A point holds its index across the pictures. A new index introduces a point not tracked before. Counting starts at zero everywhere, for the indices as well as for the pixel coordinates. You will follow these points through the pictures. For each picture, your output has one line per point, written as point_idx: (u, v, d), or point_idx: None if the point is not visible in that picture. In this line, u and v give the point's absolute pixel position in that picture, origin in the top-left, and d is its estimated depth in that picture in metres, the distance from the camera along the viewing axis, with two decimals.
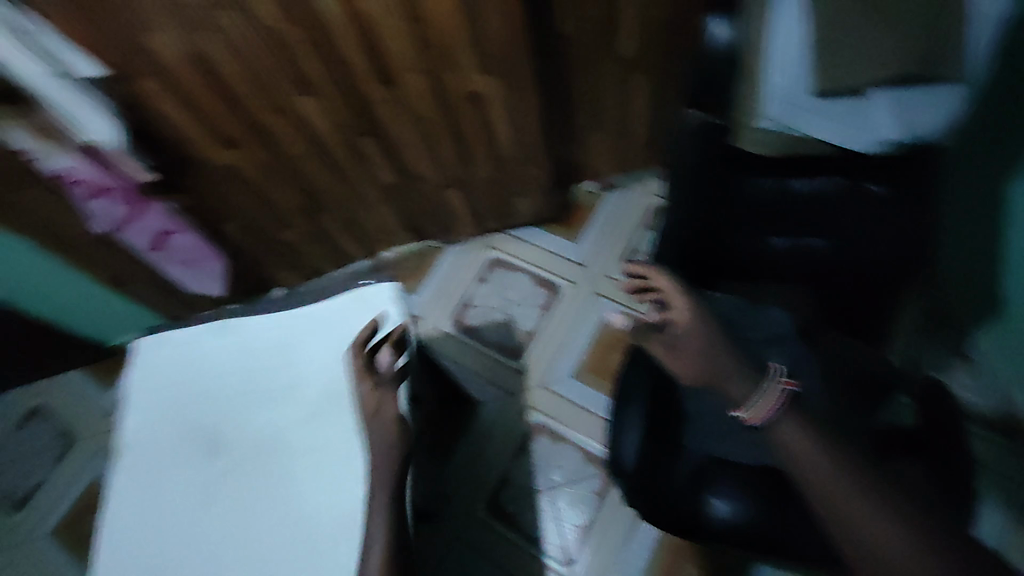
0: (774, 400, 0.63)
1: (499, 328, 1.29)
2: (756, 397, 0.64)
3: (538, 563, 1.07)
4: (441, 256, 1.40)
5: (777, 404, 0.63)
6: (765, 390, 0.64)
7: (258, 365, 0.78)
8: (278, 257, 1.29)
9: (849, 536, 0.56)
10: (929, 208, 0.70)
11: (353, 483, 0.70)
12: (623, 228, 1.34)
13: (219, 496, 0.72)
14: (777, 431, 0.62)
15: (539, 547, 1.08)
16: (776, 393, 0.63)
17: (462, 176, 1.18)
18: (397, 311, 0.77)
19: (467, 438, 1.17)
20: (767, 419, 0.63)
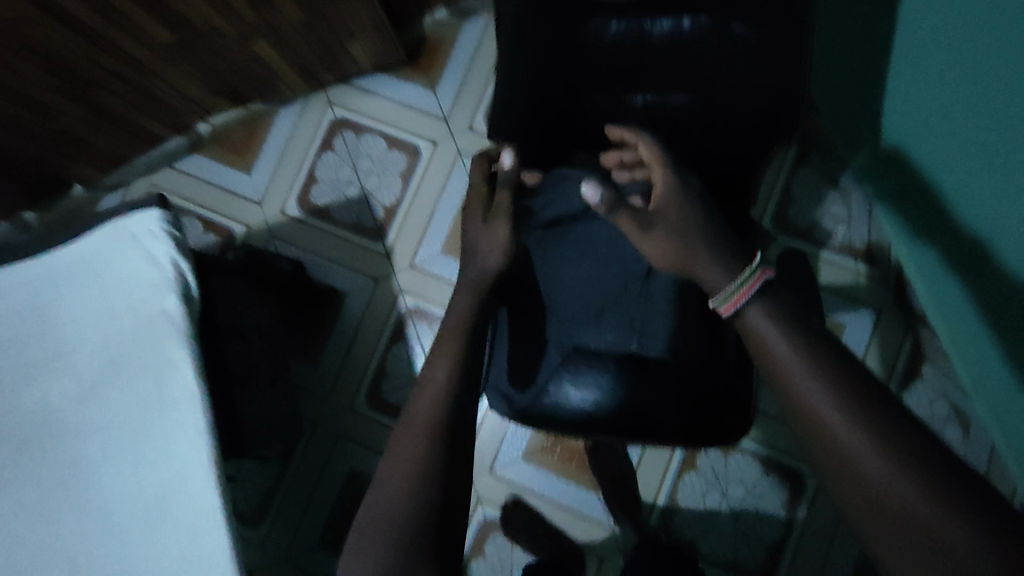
0: (749, 287, 0.56)
1: (355, 205, 1.12)
2: (733, 284, 0.57)
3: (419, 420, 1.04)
4: (272, 121, 1.17)
5: (752, 289, 0.56)
6: (742, 276, 0.57)
7: (5, 333, 0.62)
8: (59, 152, 1.02)
9: (848, 484, 0.47)
10: (804, 47, 0.57)
11: (159, 461, 0.58)
12: (477, 70, 1.13)
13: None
14: (754, 319, 0.55)
15: None
16: (754, 277, 0.56)
17: (268, 23, 0.91)
18: (168, 242, 0.61)
19: (337, 333, 1.08)
20: (740, 304, 0.56)
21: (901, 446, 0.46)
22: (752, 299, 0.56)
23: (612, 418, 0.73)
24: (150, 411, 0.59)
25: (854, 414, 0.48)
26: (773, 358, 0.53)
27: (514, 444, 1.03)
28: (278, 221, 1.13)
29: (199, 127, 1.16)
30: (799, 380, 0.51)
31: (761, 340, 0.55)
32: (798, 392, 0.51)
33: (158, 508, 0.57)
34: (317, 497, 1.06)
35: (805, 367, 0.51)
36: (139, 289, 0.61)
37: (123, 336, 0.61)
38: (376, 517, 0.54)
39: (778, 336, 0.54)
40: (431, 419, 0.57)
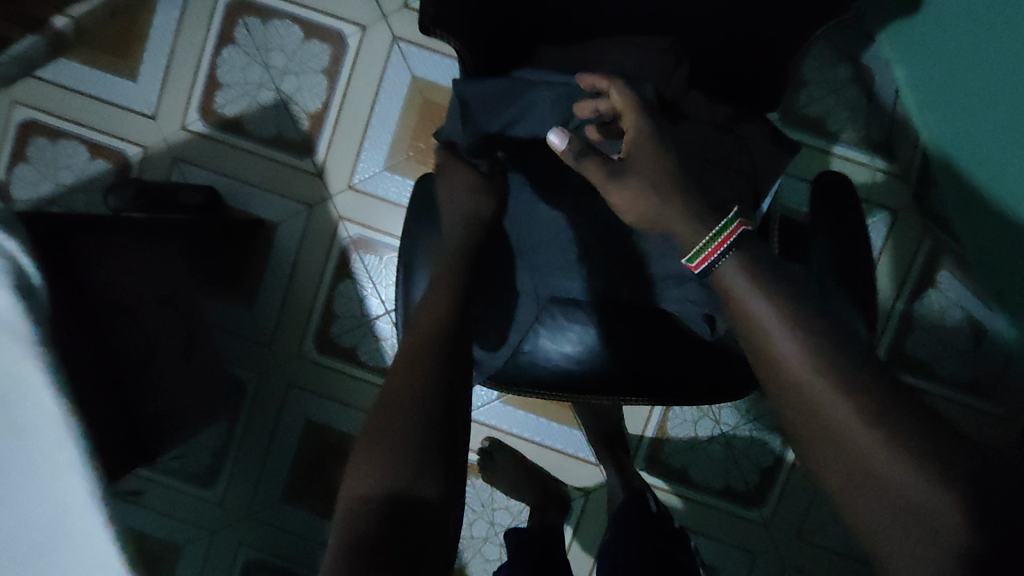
0: (723, 238, 0.42)
1: (272, 114, 0.91)
2: (703, 238, 0.43)
3: (379, 361, 0.92)
4: (153, 7, 0.91)
5: (728, 240, 0.42)
6: (713, 228, 0.43)
7: None
8: None
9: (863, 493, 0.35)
10: None
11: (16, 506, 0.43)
12: None
13: None
14: (731, 279, 0.41)
15: (380, 349, 0.92)
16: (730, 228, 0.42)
17: None
18: None
19: (272, 272, 0.92)
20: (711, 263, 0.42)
21: (917, 435, 0.34)
22: (727, 256, 0.42)
23: (598, 375, 0.61)
24: None
25: (863, 392, 0.36)
26: (751, 324, 0.40)
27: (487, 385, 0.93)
28: (180, 139, 0.92)
29: (57, 20, 0.90)
30: (788, 355, 0.38)
31: (739, 303, 0.41)
32: (788, 369, 0.38)
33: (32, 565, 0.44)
34: (274, 456, 0.93)
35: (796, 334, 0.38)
36: None
37: None
38: (375, 430, 0.44)
39: (760, 296, 0.40)
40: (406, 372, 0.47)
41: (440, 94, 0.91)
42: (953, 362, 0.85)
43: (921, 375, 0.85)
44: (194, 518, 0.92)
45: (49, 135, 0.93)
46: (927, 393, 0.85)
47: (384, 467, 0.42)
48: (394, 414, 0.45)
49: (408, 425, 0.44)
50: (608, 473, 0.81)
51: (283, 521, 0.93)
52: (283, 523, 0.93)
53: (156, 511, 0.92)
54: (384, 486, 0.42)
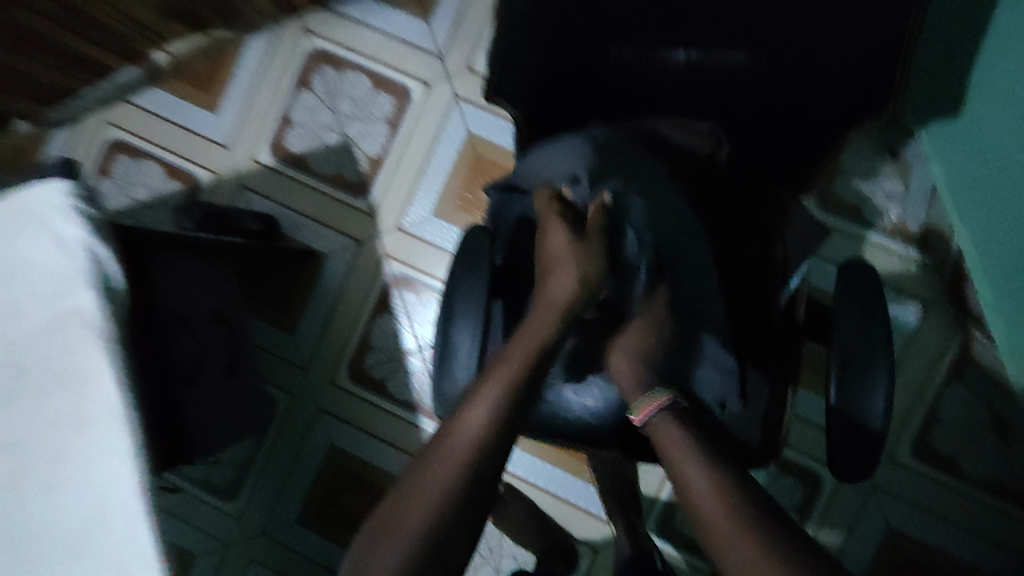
0: (657, 398, 0.51)
1: (334, 156, 0.98)
2: (639, 398, 0.52)
3: (407, 397, 0.95)
4: (242, 51, 1.01)
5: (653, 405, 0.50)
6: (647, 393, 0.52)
7: None
8: None
9: None
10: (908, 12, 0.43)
11: (72, 481, 0.47)
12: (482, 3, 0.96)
13: None
14: (660, 430, 0.48)
15: (410, 386, 0.95)
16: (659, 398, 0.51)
17: None
18: (80, 224, 0.50)
19: (318, 299, 0.97)
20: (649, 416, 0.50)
21: None
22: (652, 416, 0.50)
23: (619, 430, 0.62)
24: (61, 427, 0.48)
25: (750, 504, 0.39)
26: (676, 467, 0.44)
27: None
28: (248, 170, 1.00)
29: (154, 56, 0.98)
30: (690, 480, 0.43)
31: (661, 444, 0.47)
32: (688, 488, 0.42)
33: (73, 544, 0.46)
34: (294, 476, 0.96)
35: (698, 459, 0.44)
36: (38, 281, 0.49)
37: (19, 337, 0.48)
38: (407, 490, 0.42)
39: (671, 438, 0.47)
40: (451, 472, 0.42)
41: (494, 151, 0.96)
42: (979, 461, 0.84)
43: (944, 470, 0.84)
44: (211, 528, 0.95)
45: (132, 155, 1.02)
46: (951, 490, 0.84)
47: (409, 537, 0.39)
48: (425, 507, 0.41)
49: (445, 498, 0.41)
50: (618, 534, 0.81)
51: (294, 543, 0.95)
52: (294, 545, 0.95)
53: (176, 517, 0.96)
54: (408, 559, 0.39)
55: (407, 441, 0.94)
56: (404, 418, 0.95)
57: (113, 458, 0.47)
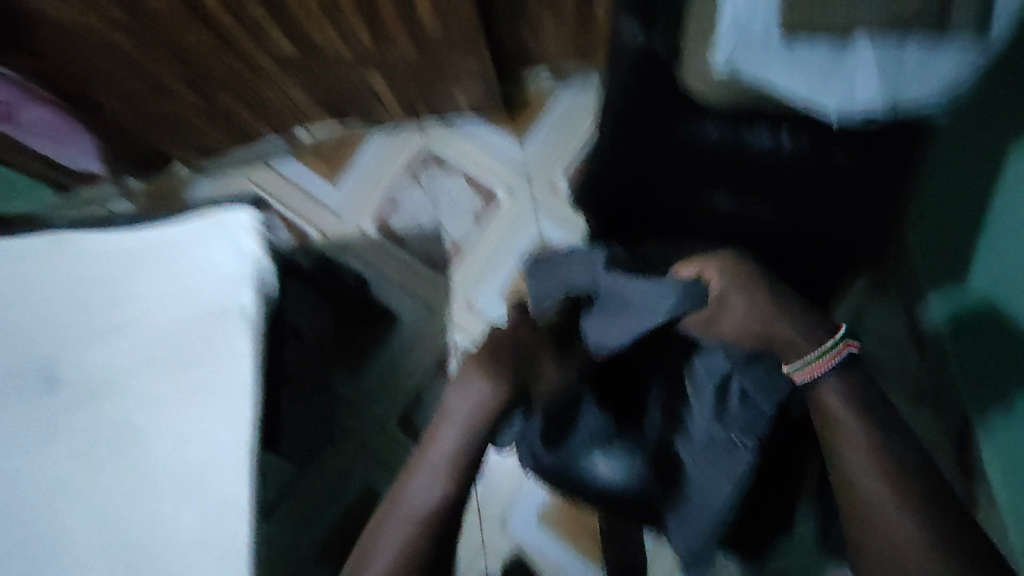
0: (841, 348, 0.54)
1: (427, 238, 1.16)
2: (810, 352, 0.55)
3: None
4: (368, 143, 1.22)
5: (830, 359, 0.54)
6: (825, 345, 0.55)
7: (88, 294, 0.68)
8: (169, 135, 1.09)
9: None
10: None
11: (209, 431, 0.63)
12: (571, 136, 1.16)
13: (65, 428, 0.65)
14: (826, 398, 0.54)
15: None
16: (835, 349, 0.55)
17: (380, 59, 0.96)
18: (260, 247, 0.67)
19: (384, 353, 1.10)
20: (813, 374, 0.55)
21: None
22: (827, 376, 0.54)
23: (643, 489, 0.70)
24: (206, 391, 0.64)
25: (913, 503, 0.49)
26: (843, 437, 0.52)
27: (530, 501, 1.01)
28: (350, 236, 1.18)
29: (300, 135, 1.21)
30: (856, 463, 0.51)
31: (827, 408, 0.54)
32: (853, 461, 0.51)
33: (199, 477, 0.62)
34: (327, 508, 1.04)
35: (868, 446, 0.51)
36: (218, 280, 0.67)
37: (199, 317, 0.66)
38: (377, 534, 0.58)
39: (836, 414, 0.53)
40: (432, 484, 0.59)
41: None
42: None
43: None
44: None
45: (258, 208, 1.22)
46: None
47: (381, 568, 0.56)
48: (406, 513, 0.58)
49: (404, 540, 0.57)
50: None
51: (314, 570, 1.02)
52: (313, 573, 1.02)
53: None
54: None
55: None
56: None
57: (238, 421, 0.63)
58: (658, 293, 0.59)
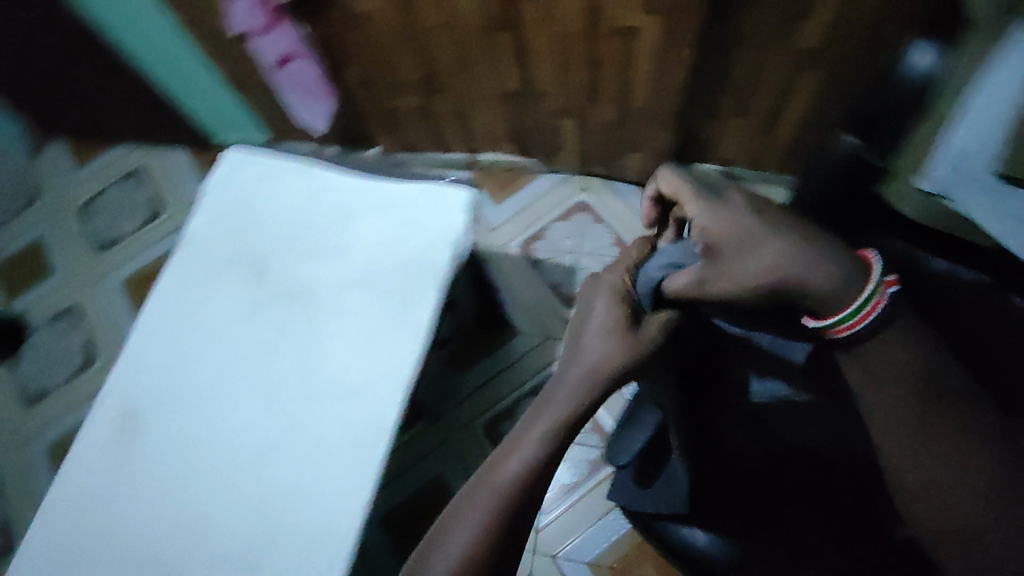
0: (874, 300, 0.48)
1: (563, 273, 1.25)
2: (830, 305, 0.49)
3: None
4: (536, 179, 1.33)
5: (861, 312, 0.48)
6: (859, 297, 0.48)
7: (317, 215, 0.80)
8: (379, 125, 1.24)
9: None
10: None
11: (375, 357, 0.72)
12: None
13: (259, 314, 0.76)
14: (886, 338, 0.48)
15: None
16: (873, 297, 0.48)
17: (584, 109, 1.08)
18: (467, 226, 0.77)
19: (494, 361, 1.18)
20: (846, 326, 0.49)
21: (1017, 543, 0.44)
22: (868, 330, 0.48)
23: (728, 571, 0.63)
24: (384, 323, 0.73)
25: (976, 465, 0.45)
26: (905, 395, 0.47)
27: (591, 542, 1.00)
28: (495, 251, 1.28)
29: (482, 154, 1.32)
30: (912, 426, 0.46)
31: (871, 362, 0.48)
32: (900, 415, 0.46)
33: (356, 391, 0.70)
34: (400, 480, 1.11)
35: (925, 397, 0.46)
36: (423, 239, 0.77)
37: (395, 263, 0.76)
38: (457, 515, 0.49)
39: (899, 356, 0.47)
40: (541, 448, 0.51)
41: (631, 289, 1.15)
42: None
43: None
44: None
45: None
46: None
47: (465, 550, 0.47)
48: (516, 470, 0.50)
49: (491, 517, 0.48)
50: None
51: (370, 532, 1.08)
52: (369, 534, 1.07)
53: None
54: (453, 570, 0.47)
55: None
56: None
57: (402, 357, 0.71)
58: (666, 253, 0.57)
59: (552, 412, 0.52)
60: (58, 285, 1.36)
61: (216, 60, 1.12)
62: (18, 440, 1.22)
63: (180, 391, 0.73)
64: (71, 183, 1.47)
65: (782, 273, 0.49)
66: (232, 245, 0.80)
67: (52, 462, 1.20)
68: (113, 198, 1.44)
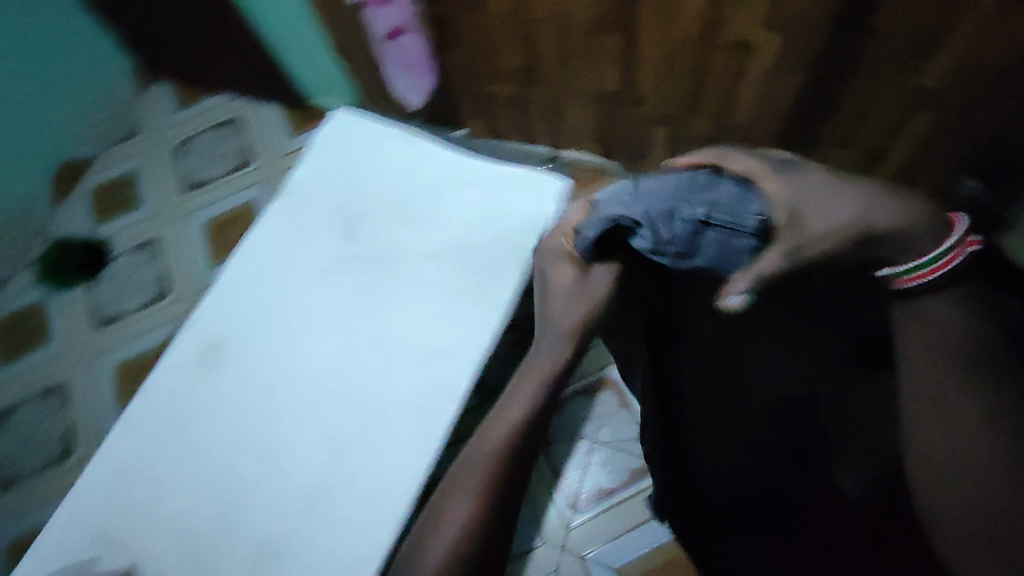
0: (950, 252, 0.51)
1: None
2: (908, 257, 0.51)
3: (555, 480, 1.05)
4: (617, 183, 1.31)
5: (939, 265, 0.51)
6: (940, 249, 0.51)
7: (413, 183, 0.82)
8: (470, 107, 1.26)
9: None
10: None
11: (453, 327, 0.73)
12: None
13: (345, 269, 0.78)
14: (930, 312, 0.52)
15: (557, 481, 1.04)
16: (955, 249, 0.51)
17: (680, 118, 1.08)
18: (558, 214, 0.78)
19: None
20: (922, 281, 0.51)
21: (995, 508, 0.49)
22: (944, 277, 0.51)
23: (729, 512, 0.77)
24: (466, 296, 0.75)
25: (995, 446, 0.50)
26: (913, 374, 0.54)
27: (621, 549, 0.99)
28: None
29: (566, 151, 1.31)
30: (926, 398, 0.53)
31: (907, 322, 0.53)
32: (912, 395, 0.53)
33: (431, 357, 0.72)
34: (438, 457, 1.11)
35: (944, 365, 0.52)
36: (513, 221, 0.78)
37: (485, 240, 0.77)
38: (453, 496, 0.60)
39: (941, 325, 0.52)
40: (514, 427, 0.63)
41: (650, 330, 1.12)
42: None
43: None
44: None
45: None
46: None
47: (460, 530, 0.58)
48: (496, 438, 0.63)
49: (482, 490, 0.60)
50: None
51: None
52: None
53: None
54: (450, 545, 0.58)
55: (547, 500, 1.03)
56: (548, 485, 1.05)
57: (481, 334, 0.72)
58: (726, 205, 0.54)
59: (526, 388, 0.65)
60: (145, 216, 1.43)
61: (329, 23, 1.15)
62: (87, 354, 1.29)
63: (265, 328, 0.76)
64: (171, 122, 1.54)
65: (872, 219, 0.50)
66: (330, 197, 0.82)
67: (115, 379, 1.27)
68: (205, 143, 1.51)
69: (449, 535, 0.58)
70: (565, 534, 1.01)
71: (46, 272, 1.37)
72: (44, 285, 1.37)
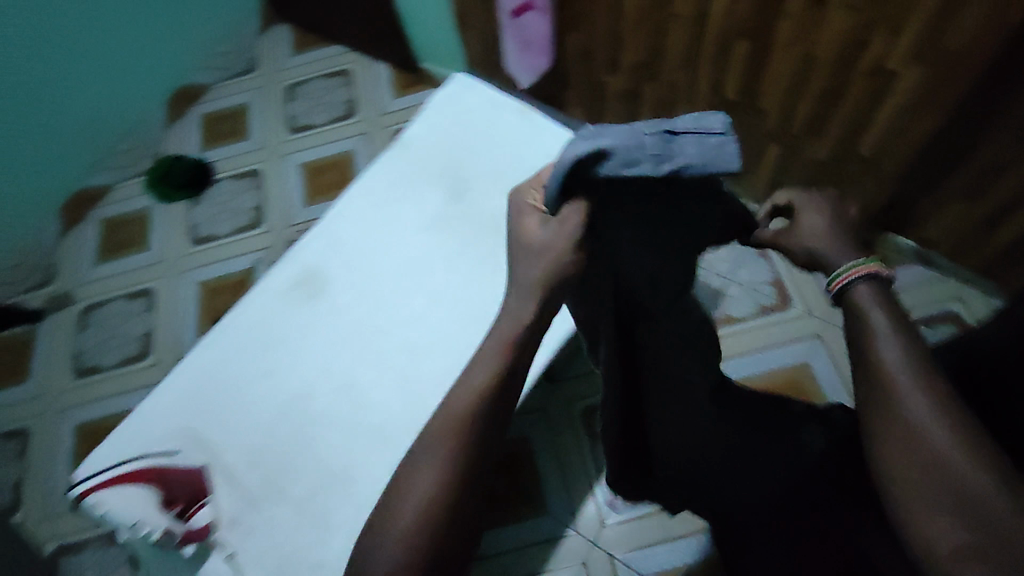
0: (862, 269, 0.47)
1: (707, 295, 1.17)
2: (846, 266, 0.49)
3: (597, 476, 1.04)
4: None
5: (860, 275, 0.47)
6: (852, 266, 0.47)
7: (523, 158, 0.83)
8: (578, 94, 1.26)
9: None
10: None
11: None
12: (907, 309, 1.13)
13: (444, 227, 0.80)
14: (855, 298, 0.45)
15: (599, 477, 1.04)
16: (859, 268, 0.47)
17: (794, 138, 1.05)
18: None
19: None
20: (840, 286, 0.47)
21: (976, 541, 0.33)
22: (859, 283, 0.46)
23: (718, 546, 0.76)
24: None
25: (916, 381, 0.38)
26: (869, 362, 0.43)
27: (654, 557, 0.99)
28: None
29: None
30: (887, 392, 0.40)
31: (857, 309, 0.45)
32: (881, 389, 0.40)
33: None
34: None
35: (877, 345, 0.41)
36: None
37: None
38: (415, 461, 0.44)
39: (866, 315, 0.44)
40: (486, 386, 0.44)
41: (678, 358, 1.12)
42: None
43: None
44: None
45: None
46: None
47: (436, 478, 0.43)
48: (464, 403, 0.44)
49: (440, 481, 0.43)
50: None
51: None
52: None
53: None
54: (423, 504, 0.42)
55: (586, 493, 1.04)
56: (590, 479, 1.04)
57: None
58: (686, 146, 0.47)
59: (498, 333, 0.47)
60: (249, 148, 1.50)
61: None
62: (178, 267, 1.37)
63: (360, 271, 0.79)
64: (287, 65, 1.61)
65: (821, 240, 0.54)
66: (437, 157, 0.84)
67: (199, 295, 1.33)
68: (315, 89, 1.56)
69: (422, 487, 0.43)
70: (599, 530, 1.01)
71: (153, 183, 1.46)
72: (150, 195, 1.46)
